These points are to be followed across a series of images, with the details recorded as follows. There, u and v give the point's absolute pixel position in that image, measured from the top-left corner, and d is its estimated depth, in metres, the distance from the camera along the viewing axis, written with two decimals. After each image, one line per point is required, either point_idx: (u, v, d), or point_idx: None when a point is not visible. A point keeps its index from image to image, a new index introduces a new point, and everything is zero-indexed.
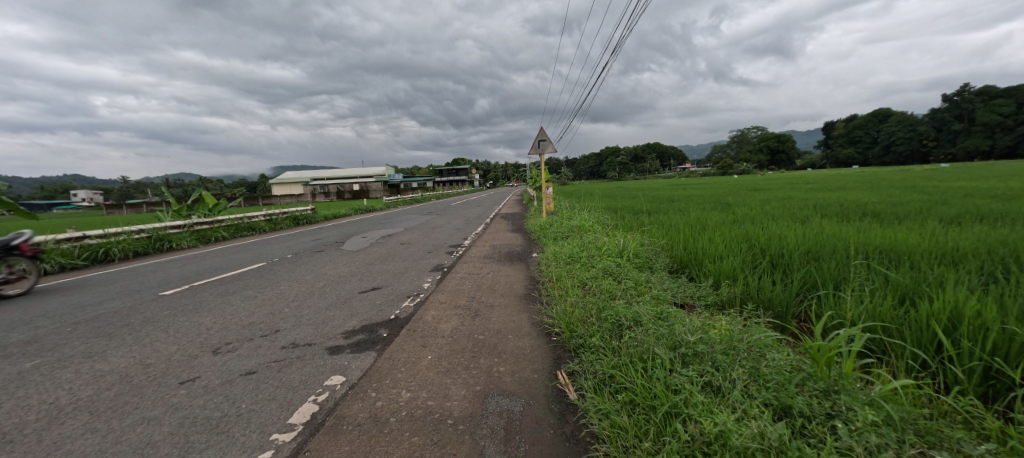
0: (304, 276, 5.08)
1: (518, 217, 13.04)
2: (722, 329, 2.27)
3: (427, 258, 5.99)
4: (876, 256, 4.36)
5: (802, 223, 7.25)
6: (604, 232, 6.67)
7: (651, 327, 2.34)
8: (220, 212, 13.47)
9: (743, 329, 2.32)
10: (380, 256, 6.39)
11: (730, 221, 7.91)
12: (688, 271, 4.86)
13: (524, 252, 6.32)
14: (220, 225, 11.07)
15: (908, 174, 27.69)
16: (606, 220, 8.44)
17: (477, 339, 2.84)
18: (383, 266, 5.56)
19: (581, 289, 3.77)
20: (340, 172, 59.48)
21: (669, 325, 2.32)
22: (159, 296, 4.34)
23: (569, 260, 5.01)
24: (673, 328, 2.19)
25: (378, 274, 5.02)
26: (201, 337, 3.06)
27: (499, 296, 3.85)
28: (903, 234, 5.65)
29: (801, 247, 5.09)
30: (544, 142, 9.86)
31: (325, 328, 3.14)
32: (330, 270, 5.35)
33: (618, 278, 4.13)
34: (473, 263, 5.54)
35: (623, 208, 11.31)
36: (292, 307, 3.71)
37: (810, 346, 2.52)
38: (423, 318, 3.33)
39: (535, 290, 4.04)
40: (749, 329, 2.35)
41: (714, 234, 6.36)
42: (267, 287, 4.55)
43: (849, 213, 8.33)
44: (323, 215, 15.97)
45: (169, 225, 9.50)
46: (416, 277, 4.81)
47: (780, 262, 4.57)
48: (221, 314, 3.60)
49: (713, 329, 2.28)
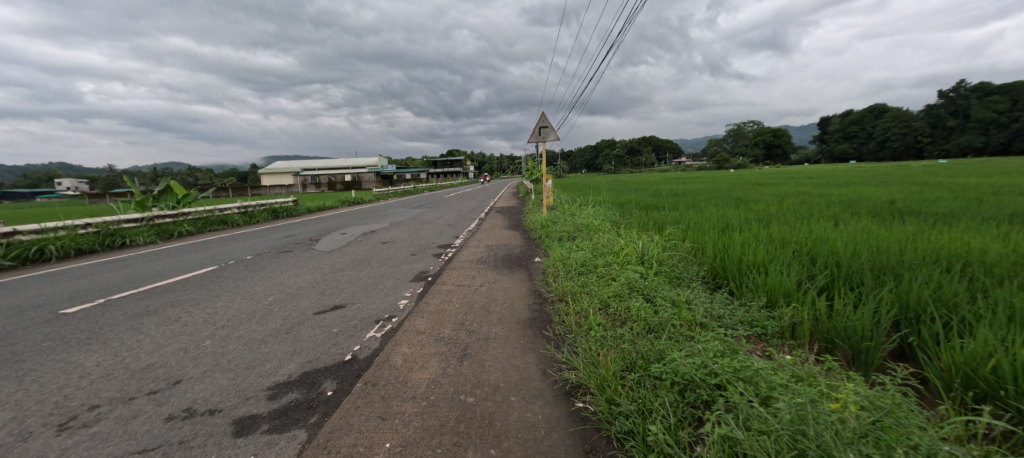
0: (254, 286, 4.10)
1: (514, 212, 12.08)
2: (874, 433, 1.41)
3: (410, 263, 5.03)
4: (963, 273, 3.52)
5: (838, 223, 6.40)
6: (617, 233, 5.74)
7: (755, 427, 1.49)
8: (191, 204, 12.36)
9: (897, 425, 1.47)
10: (355, 259, 5.43)
11: (755, 219, 7.05)
12: (726, 283, 4.03)
13: (524, 255, 5.38)
14: (186, 219, 10.01)
15: (901, 171, 27.18)
16: (613, 217, 7.53)
17: (464, 402, 1.91)
18: (355, 273, 4.59)
19: (604, 314, 2.89)
20: (330, 163, 58.11)
21: (784, 420, 1.45)
22: (54, 316, 3.36)
23: (581, 267, 4.11)
24: (810, 441, 1.33)
25: (346, 285, 4.04)
26: (61, 395, 2.10)
27: (496, 323, 2.92)
28: (970, 237, 4.81)
29: (858, 254, 4.26)
30: (546, 129, 8.87)
31: (246, 379, 2.19)
32: (288, 279, 4.36)
33: (651, 298, 3.23)
34: (464, 270, 4.60)
35: (631, 203, 10.42)
36: (216, 340, 2.74)
37: (973, 444, 1.70)
38: (390, 360, 2.39)
39: (543, 311, 3.13)
40: (909, 425, 1.50)
41: (745, 236, 5.49)
42: (200, 304, 3.56)
43: (881, 212, 7.55)
44: (306, 206, 14.95)
45: (124, 218, 8.45)
46: (392, 290, 3.84)
47: (839, 275, 3.74)
48: (115, 350, 2.63)
49: (859, 430, 1.43)
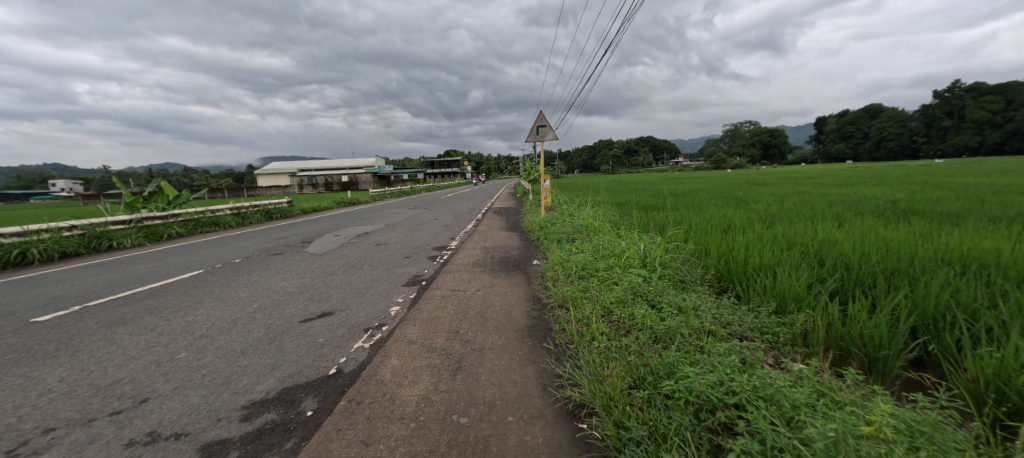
0: (239, 292, 3.92)
1: (512, 213, 11.90)
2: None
3: (403, 267, 4.84)
4: (978, 277, 3.38)
5: (842, 223, 6.26)
6: (617, 234, 5.59)
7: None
8: (183, 205, 12.13)
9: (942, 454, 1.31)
10: (347, 262, 5.25)
11: (757, 219, 6.90)
12: (733, 287, 3.88)
13: (522, 258, 5.21)
14: (176, 220, 9.79)
15: (896, 170, 27.20)
16: (613, 218, 7.36)
17: (457, 422, 1.75)
18: (346, 277, 4.41)
19: (607, 322, 2.73)
20: (327, 163, 57.80)
21: (817, 450, 1.30)
22: (24, 325, 3.17)
23: (581, 270, 3.94)
24: None
25: (335, 290, 3.86)
26: (13, 416, 1.91)
27: (492, 332, 2.74)
28: (980, 238, 4.67)
29: (868, 256, 4.11)
30: (543, 129, 8.72)
31: (219, 396, 2.02)
32: (275, 284, 4.17)
33: (655, 304, 3.07)
34: (460, 273, 4.42)
35: (629, 203, 10.26)
36: (192, 352, 2.56)
37: None
38: (378, 374, 2.22)
39: (542, 318, 2.96)
40: (952, 452, 1.35)
41: (749, 237, 5.35)
42: (179, 311, 3.37)
43: (884, 212, 7.43)
44: (301, 207, 14.74)
45: (111, 220, 8.24)
46: (383, 296, 3.66)
47: (851, 279, 3.59)
48: (82, 363, 2.45)
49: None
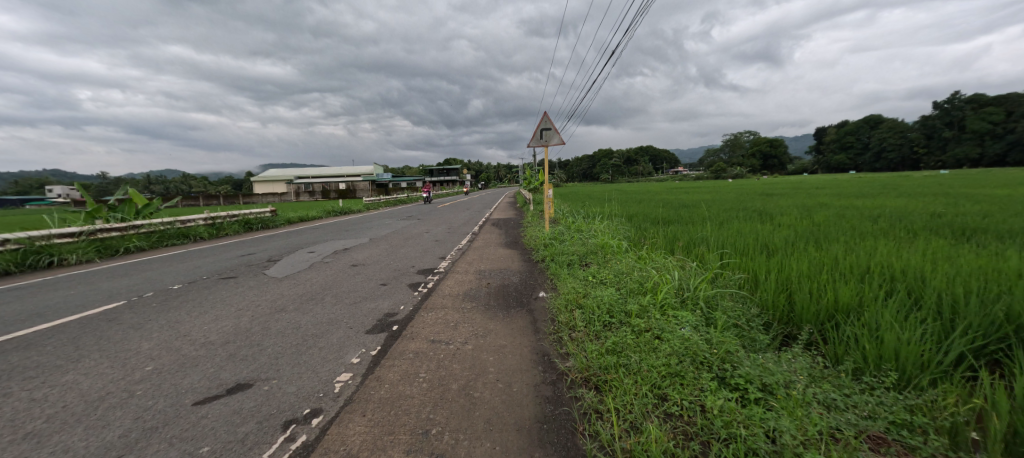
0: (145, 340, 2.90)
1: (512, 225, 10.91)
2: None
3: (375, 301, 3.81)
4: None
5: (906, 244, 5.22)
6: (640, 256, 4.59)
7: None
8: (153, 214, 11.03)
9: None
10: (308, 291, 4.22)
11: (798, 238, 5.89)
12: (812, 337, 2.87)
13: (525, 288, 4.19)
14: (137, 232, 8.76)
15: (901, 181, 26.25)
16: (628, 235, 6.35)
17: None
18: (297, 316, 3.38)
19: (668, 424, 1.73)
20: (324, 171, 56.97)
21: None
22: None
23: (608, 315, 2.92)
24: None
25: (273, 341, 2.82)
26: None
27: (486, 434, 1.73)
28: None
29: (982, 293, 3.09)
30: (547, 132, 7.78)
31: None
32: (198, 328, 3.14)
33: (728, 380, 2.07)
34: (445, 313, 3.38)
35: (644, 216, 9.21)
36: None
37: None
38: None
39: (563, 405, 1.95)
40: None
41: (801, 261, 4.36)
42: (36, 378, 2.35)
43: (940, 229, 6.40)
44: (287, 217, 13.70)
45: (55, 232, 7.22)
46: (335, 353, 2.61)
47: (979, 334, 2.59)
48: None
49: None
